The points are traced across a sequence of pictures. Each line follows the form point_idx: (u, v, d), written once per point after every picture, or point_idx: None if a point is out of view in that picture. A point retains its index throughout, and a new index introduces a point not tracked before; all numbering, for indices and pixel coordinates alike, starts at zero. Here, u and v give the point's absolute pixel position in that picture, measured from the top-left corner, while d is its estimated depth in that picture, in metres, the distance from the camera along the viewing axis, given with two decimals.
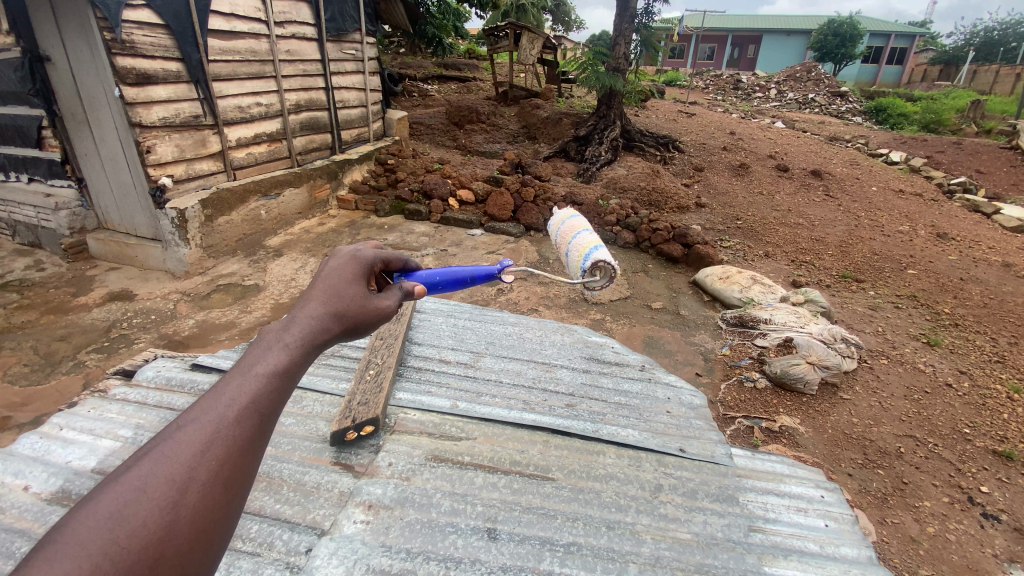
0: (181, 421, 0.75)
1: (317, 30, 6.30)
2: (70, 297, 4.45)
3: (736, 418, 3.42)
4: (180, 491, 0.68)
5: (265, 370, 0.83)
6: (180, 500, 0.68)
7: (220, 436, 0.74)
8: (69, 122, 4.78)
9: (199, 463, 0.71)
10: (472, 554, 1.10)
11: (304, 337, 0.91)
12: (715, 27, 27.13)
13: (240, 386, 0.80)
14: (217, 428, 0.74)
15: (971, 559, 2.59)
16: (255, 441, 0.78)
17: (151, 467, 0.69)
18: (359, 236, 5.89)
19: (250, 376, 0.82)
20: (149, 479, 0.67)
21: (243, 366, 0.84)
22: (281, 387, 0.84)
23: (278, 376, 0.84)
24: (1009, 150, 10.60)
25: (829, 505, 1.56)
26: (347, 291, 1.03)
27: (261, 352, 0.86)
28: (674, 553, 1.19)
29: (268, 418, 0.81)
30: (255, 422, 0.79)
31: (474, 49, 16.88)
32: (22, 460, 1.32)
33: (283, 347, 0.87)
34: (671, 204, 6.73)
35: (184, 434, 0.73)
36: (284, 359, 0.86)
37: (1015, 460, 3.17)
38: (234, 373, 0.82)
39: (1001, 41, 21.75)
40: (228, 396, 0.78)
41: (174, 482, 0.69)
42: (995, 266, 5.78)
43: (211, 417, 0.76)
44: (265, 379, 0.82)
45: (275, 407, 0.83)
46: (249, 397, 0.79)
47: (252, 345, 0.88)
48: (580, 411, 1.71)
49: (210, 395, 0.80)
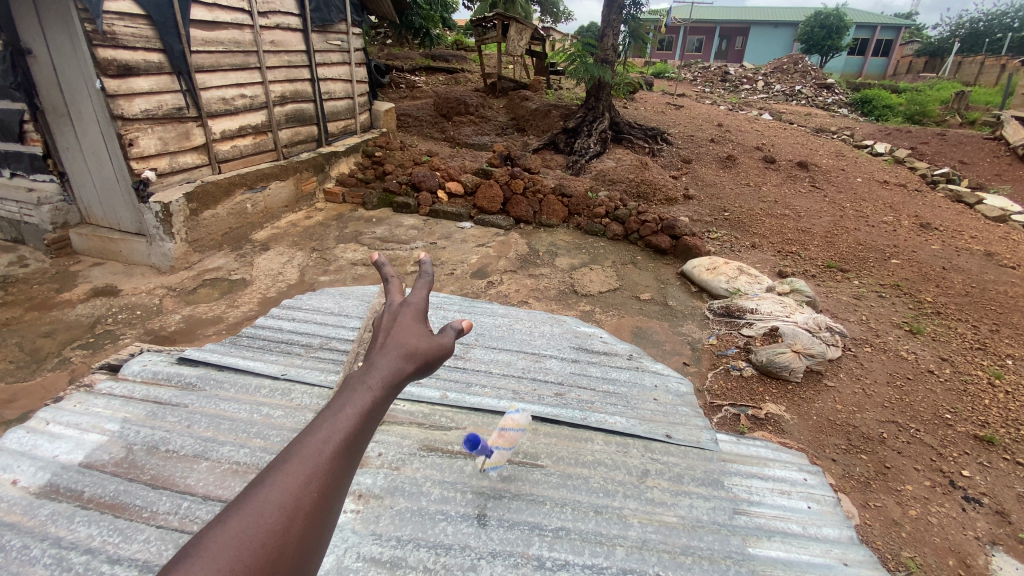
0: (284, 453, 0.75)
1: (302, 21, 6.21)
2: (53, 293, 4.38)
3: (723, 405, 3.47)
4: (289, 518, 0.67)
5: (355, 407, 0.83)
6: (288, 528, 0.66)
7: (322, 469, 0.73)
8: (49, 114, 4.66)
9: (304, 492, 0.70)
10: (461, 541, 1.12)
11: (387, 374, 0.90)
12: (703, 18, 27.19)
13: (334, 423, 0.80)
14: (317, 462, 0.74)
15: (953, 541, 2.67)
16: (350, 475, 0.76)
17: (262, 496, 0.68)
18: (347, 229, 5.85)
19: (343, 413, 0.81)
20: (264, 506, 0.67)
21: (334, 405, 0.84)
22: (371, 424, 0.83)
23: (367, 412, 0.84)
24: (991, 140, 10.80)
25: (812, 487, 1.60)
26: (416, 331, 1.01)
27: (349, 391, 0.86)
28: (660, 536, 1.22)
29: (360, 455, 0.80)
30: (350, 458, 0.78)
31: (462, 39, 16.78)
32: (9, 455, 1.30)
33: (368, 387, 0.87)
34: (659, 196, 6.77)
35: (288, 466, 0.73)
36: (370, 399, 0.86)
37: (995, 444, 3.25)
38: (327, 411, 0.82)
39: (985, 33, 22.07)
40: (324, 433, 0.78)
41: (285, 509, 0.67)
42: (976, 255, 5.90)
43: (311, 452, 0.75)
44: (357, 416, 0.82)
45: (364, 444, 0.82)
46: (343, 434, 0.79)
47: (340, 387, 0.89)
48: (569, 399, 1.73)
49: (305, 433, 0.79)
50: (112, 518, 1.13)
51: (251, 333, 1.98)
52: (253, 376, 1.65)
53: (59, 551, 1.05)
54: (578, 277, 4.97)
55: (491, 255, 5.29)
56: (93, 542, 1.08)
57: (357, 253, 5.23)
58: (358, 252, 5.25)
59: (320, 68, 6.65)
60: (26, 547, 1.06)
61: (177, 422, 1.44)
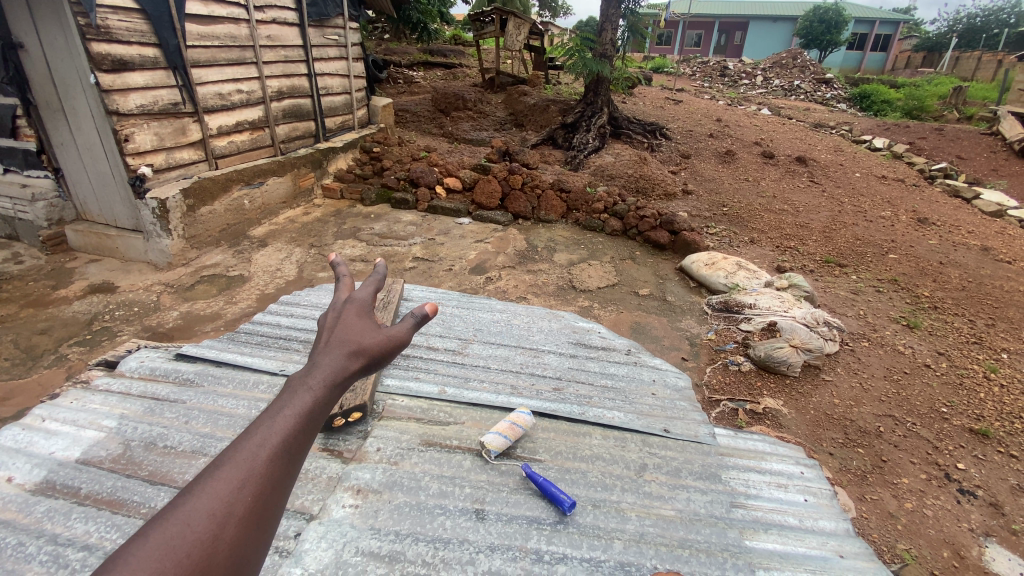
0: (220, 458, 0.76)
1: (299, 15, 6.16)
2: (50, 290, 4.36)
3: (721, 400, 3.48)
4: (220, 525, 0.68)
5: (294, 410, 0.84)
6: (219, 533, 0.67)
7: (257, 472, 0.74)
8: (43, 110, 4.63)
9: (236, 497, 0.71)
10: (460, 535, 1.12)
11: (328, 375, 0.90)
12: (702, 13, 27.07)
13: (271, 426, 0.81)
14: (252, 466, 0.75)
15: (948, 533, 2.69)
16: (286, 479, 0.77)
17: (193, 504, 0.69)
18: (345, 225, 5.84)
19: (280, 417, 0.82)
20: (192, 514, 0.67)
21: (273, 409, 0.85)
22: (310, 427, 0.84)
23: (306, 415, 0.84)
24: (988, 136, 10.81)
25: (809, 481, 1.62)
26: (361, 330, 1.01)
27: (288, 395, 0.87)
28: (658, 529, 1.22)
29: (298, 457, 0.81)
30: (287, 461, 0.79)
31: (459, 34, 16.68)
32: (4, 452, 1.30)
33: (308, 390, 0.87)
34: (658, 191, 6.76)
35: (221, 472, 0.73)
36: (310, 401, 0.86)
37: (991, 437, 3.27)
38: (265, 415, 0.83)
39: (983, 28, 22.03)
40: (260, 437, 0.79)
41: (215, 516, 0.68)
42: (974, 250, 5.91)
43: (246, 457, 0.76)
44: (295, 419, 0.82)
45: (305, 446, 0.83)
46: (281, 436, 0.79)
47: (281, 390, 0.89)
48: (567, 394, 1.73)
49: (243, 437, 0.80)
50: (110, 514, 1.13)
51: (249, 329, 1.98)
52: (251, 372, 1.66)
53: (55, 548, 1.05)
54: (577, 272, 4.97)
55: (489, 251, 5.29)
56: (90, 538, 1.08)
57: (355, 249, 5.23)
58: (356, 248, 5.24)
59: (317, 63, 6.61)
60: (22, 544, 1.06)
61: (174, 418, 1.44)
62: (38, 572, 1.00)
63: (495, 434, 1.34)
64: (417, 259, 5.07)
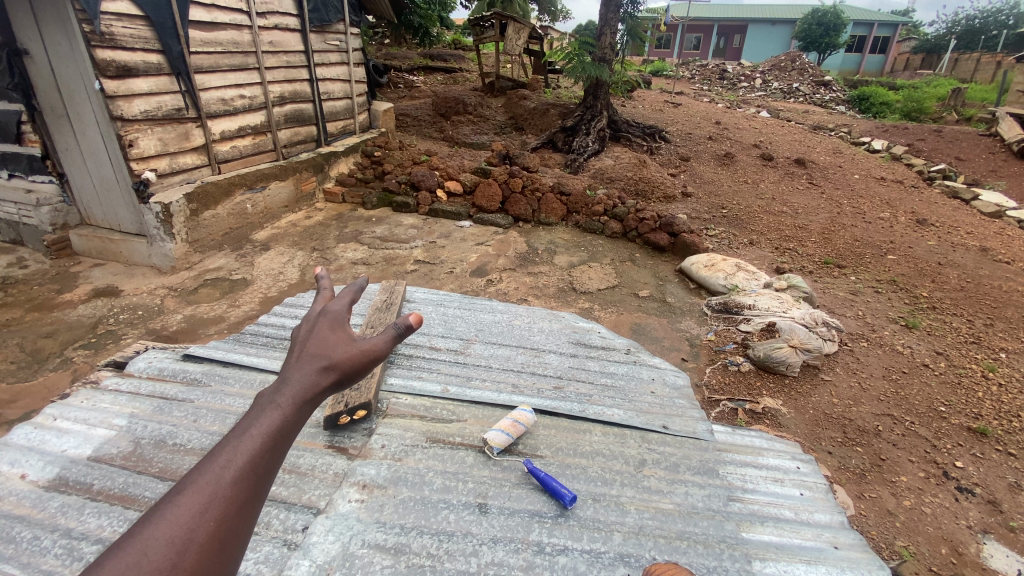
0: (179, 486, 0.76)
1: (300, 21, 6.23)
2: (55, 294, 4.39)
3: (720, 400, 3.50)
4: (178, 552, 0.69)
5: (261, 430, 0.85)
6: (179, 561, 0.68)
7: (220, 496, 0.76)
8: (48, 116, 4.67)
9: (198, 523, 0.73)
10: (463, 528, 1.15)
11: (298, 391, 0.91)
12: (701, 16, 27.21)
13: (237, 447, 0.82)
14: (215, 489, 0.76)
15: (946, 530, 2.71)
16: (251, 502, 0.79)
17: (150, 532, 0.70)
18: (347, 228, 5.88)
19: (246, 437, 0.83)
20: (150, 543, 0.69)
21: (238, 430, 0.86)
22: (277, 445, 0.85)
23: (274, 434, 0.86)
24: (987, 136, 10.82)
25: (804, 475, 1.65)
26: (335, 345, 1.00)
27: (256, 414, 0.88)
28: (657, 522, 1.25)
29: (264, 477, 0.82)
30: (251, 482, 0.80)
31: (460, 39, 16.79)
32: (17, 450, 1.33)
33: (277, 407, 0.89)
34: (657, 194, 6.82)
35: (183, 497, 0.74)
36: (278, 418, 0.87)
37: (988, 436, 3.29)
38: (230, 437, 0.84)
39: (983, 29, 22.01)
40: (224, 459, 0.80)
41: (174, 543, 0.69)
42: (972, 250, 5.94)
43: (209, 478, 0.77)
44: (262, 439, 0.84)
45: (269, 468, 0.83)
46: (245, 458, 0.81)
47: (251, 407, 0.91)
48: (567, 392, 1.76)
49: (206, 460, 0.81)
50: (122, 509, 1.16)
51: (254, 331, 2.01)
52: (257, 372, 1.69)
53: (69, 541, 1.09)
54: (577, 274, 5.01)
55: (490, 253, 5.33)
56: (103, 532, 1.11)
57: (356, 252, 5.27)
58: (358, 251, 5.29)
59: (319, 68, 6.68)
60: (37, 538, 1.10)
61: (183, 417, 1.47)
62: (53, 565, 1.04)
63: (497, 431, 1.37)
64: (419, 262, 5.11)
